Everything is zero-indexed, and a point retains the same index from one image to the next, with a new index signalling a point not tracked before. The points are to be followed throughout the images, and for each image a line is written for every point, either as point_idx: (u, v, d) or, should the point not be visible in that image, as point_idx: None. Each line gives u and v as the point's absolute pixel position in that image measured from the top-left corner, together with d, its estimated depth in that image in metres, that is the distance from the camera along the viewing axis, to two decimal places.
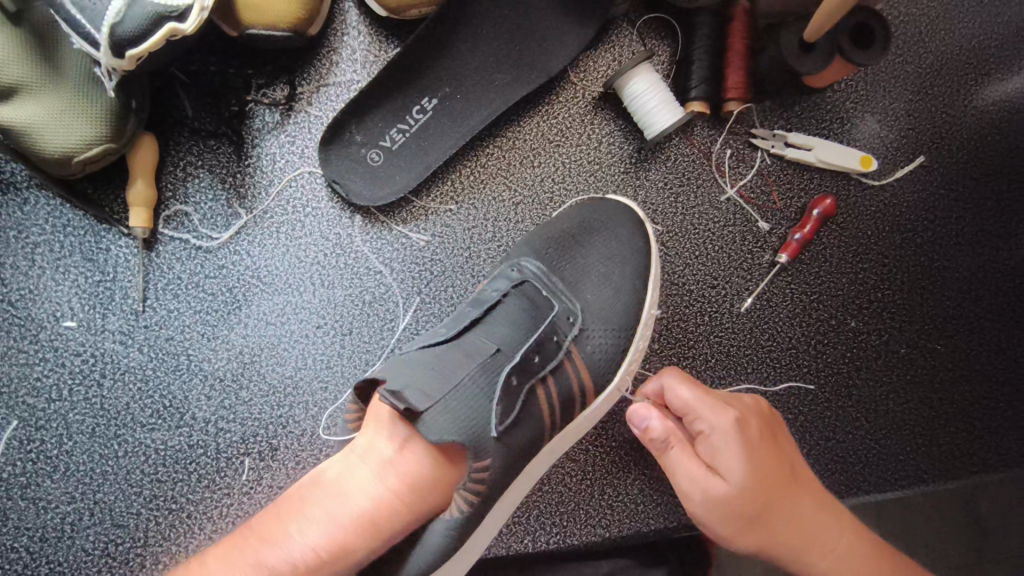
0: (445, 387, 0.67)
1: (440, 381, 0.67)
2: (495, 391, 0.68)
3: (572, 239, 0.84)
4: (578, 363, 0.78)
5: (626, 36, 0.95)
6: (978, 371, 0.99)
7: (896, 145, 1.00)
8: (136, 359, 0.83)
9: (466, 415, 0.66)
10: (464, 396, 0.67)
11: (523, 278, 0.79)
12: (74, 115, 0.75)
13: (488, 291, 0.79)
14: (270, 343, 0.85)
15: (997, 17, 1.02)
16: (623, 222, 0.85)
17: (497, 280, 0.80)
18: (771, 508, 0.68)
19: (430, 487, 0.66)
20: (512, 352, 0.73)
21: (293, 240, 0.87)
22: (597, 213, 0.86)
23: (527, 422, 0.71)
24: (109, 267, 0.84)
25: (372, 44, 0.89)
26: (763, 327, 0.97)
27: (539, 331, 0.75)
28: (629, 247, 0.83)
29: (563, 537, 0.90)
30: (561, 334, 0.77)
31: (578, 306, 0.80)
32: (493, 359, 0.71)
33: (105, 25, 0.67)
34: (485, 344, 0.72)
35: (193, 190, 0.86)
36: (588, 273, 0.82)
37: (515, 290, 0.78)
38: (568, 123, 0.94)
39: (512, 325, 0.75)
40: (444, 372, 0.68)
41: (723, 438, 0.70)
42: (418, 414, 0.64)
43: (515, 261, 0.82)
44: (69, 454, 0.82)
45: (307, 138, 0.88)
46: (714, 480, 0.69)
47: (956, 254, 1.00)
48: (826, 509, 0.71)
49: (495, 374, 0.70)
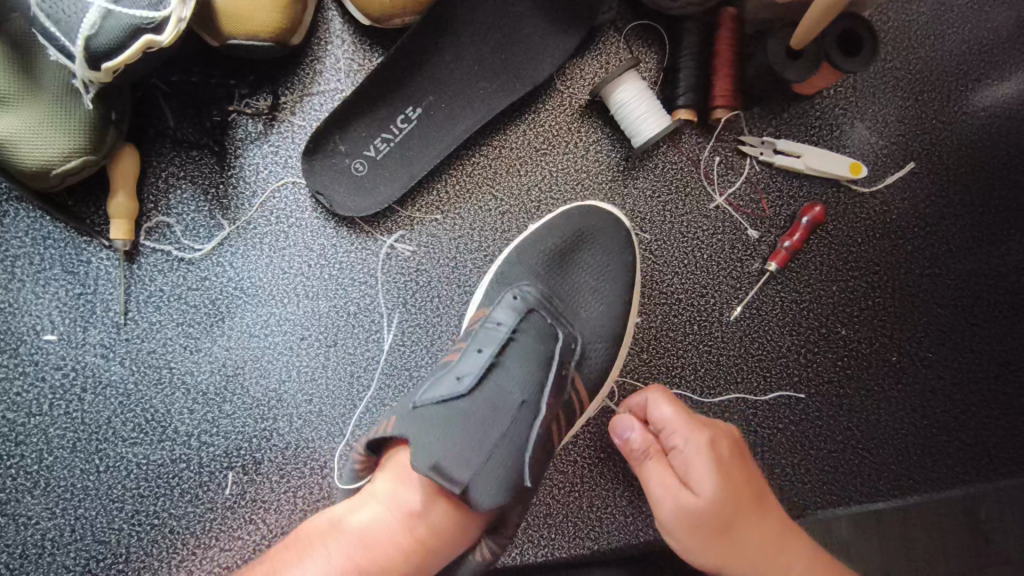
0: (482, 448, 0.66)
1: (472, 442, 0.67)
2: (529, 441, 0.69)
3: (564, 253, 0.83)
4: (581, 388, 0.78)
5: (613, 44, 0.94)
6: (970, 379, 0.99)
7: (886, 151, 0.99)
8: (118, 373, 0.82)
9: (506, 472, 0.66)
10: (502, 452, 0.67)
11: (529, 308, 0.78)
12: (52, 128, 0.74)
13: (493, 322, 0.77)
14: (253, 355, 0.84)
15: (988, 22, 1.02)
16: (610, 229, 0.84)
17: (499, 311, 0.78)
18: (737, 526, 0.67)
19: (453, 542, 0.67)
20: (535, 394, 0.72)
21: (277, 251, 0.86)
22: (587, 221, 0.85)
23: (547, 452, 0.73)
24: (90, 279, 0.83)
25: (356, 53, 0.88)
26: (753, 336, 0.96)
27: (554, 367, 0.74)
28: (616, 257, 0.83)
29: (551, 549, 0.89)
30: (569, 364, 0.77)
31: (575, 328, 0.80)
32: (522, 409, 0.70)
33: (79, 38, 0.66)
34: (507, 389, 0.71)
35: (175, 201, 0.85)
36: (579, 288, 0.82)
37: (523, 322, 0.76)
38: (555, 131, 0.93)
39: (529, 364, 0.73)
40: (475, 433, 0.67)
41: (696, 453, 0.69)
42: (465, 487, 0.64)
43: (515, 287, 0.81)
44: (50, 469, 0.81)
45: (291, 148, 0.87)
46: (684, 492, 0.68)
47: (947, 261, 0.99)
48: (793, 538, 0.69)
49: (524, 423, 0.70)
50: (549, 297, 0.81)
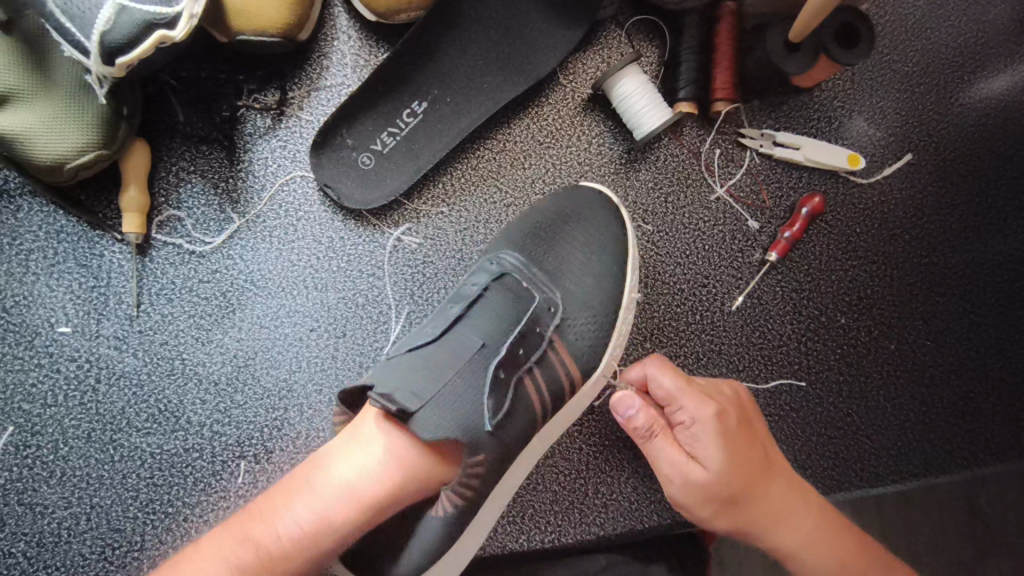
0: (435, 386, 0.67)
1: (427, 381, 0.67)
2: (485, 386, 0.69)
3: (548, 229, 0.84)
4: (563, 354, 0.78)
5: (615, 38, 0.96)
6: (968, 366, 1.00)
7: (884, 142, 1.01)
8: (131, 364, 0.84)
9: (459, 411, 0.67)
10: (457, 393, 0.68)
11: (503, 272, 0.78)
12: (67, 123, 0.75)
13: (468, 286, 0.79)
14: (263, 346, 0.86)
15: (983, 15, 1.03)
16: (599, 209, 0.86)
17: (475, 275, 0.79)
18: (745, 494, 0.72)
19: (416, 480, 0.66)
20: (497, 345, 0.73)
21: (286, 243, 0.87)
22: (572, 201, 0.87)
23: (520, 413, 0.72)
24: (103, 272, 0.84)
25: (362, 48, 0.90)
26: (754, 325, 0.98)
27: (521, 322, 0.75)
28: (604, 233, 0.84)
29: (558, 535, 0.91)
30: (543, 325, 0.77)
31: (558, 295, 0.80)
32: (482, 356, 0.71)
33: (95, 33, 0.68)
34: (470, 340, 0.72)
35: (186, 195, 0.86)
36: (564, 259, 0.83)
37: (495, 283, 0.77)
38: (558, 124, 0.94)
39: (497, 321, 0.74)
40: (430, 374, 0.68)
41: (704, 429, 0.72)
42: (411, 414, 0.64)
43: (495, 255, 0.82)
44: (66, 459, 0.82)
45: (299, 142, 0.88)
46: (694, 468, 0.71)
47: (945, 251, 1.01)
48: (797, 494, 0.74)
49: (481, 370, 0.70)
50: (532, 266, 0.81)
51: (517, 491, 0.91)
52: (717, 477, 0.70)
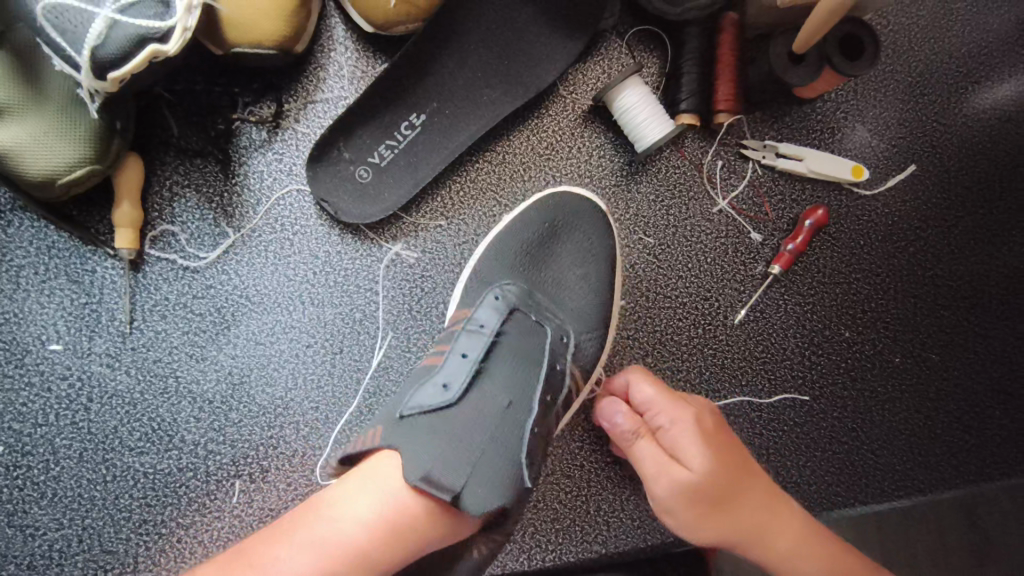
0: (475, 455, 0.65)
1: (464, 450, 0.65)
2: (523, 447, 0.67)
3: (546, 244, 0.84)
4: (575, 384, 0.78)
5: (615, 49, 0.95)
6: (973, 380, 0.99)
7: (887, 153, 1.00)
8: (124, 382, 0.82)
9: (501, 479, 0.65)
10: (495, 458, 0.66)
11: (511, 308, 0.78)
12: (59, 138, 0.74)
13: (475, 325, 0.77)
14: (259, 363, 0.84)
15: (986, 24, 1.02)
16: (594, 222, 0.85)
17: (482, 312, 0.77)
18: (731, 496, 0.69)
19: (437, 529, 0.62)
20: (523, 397, 0.71)
21: (282, 258, 0.86)
22: (565, 210, 0.85)
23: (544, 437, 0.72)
24: (95, 288, 0.83)
25: (359, 60, 0.88)
26: (757, 339, 0.96)
27: (542, 364, 0.74)
28: (601, 250, 0.84)
29: (559, 554, 0.89)
30: (559, 358, 0.77)
31: (569, 324, 0.81)
32: (512, 413, 0.70)
33: (85, 48, 0.66)
34: (496, 397, 0.71)
35: (180, 210, 0.85)
36: (562, 278, 0.83)
37: (505, 323, 0.76)
38: (557, 136, 0.93)
39: (513, 363, 0.74)
40: (465, 441, 0.66)
41: (683, 430, 0.70)
42: (457, 494, 0.62)
43: (499, 285, 0.80)
44: (57, 479, 0.80)
45: (295, 155, 0.87)
46: (674, 468, 0.69)
47: (949, 262, 1.00)
48: (784, 504, 0.72)
49: (514, 426, 0.69)
50: (534, 291, 0.81)
51: (517, 509, 0.89)
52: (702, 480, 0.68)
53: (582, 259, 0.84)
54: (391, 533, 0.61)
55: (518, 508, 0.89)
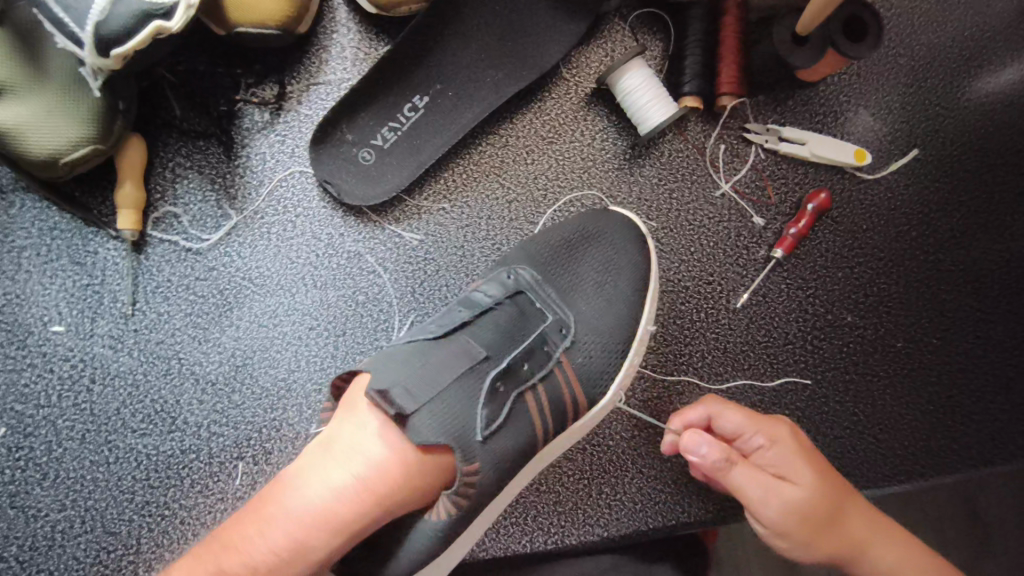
0: (433, 388, 0.67)
1: (425, 381, 0.67)
2: (480, 397, 0.68)
3: (571, 250, 0.82)
4: (568, 371, 0.76)
5: (618, 32, 0.95)
6: (975, 364, 0.99)
7: (890, 138, 1.00)
8: (126, 364, 0.82)
9: (451, 421, 0.66)
10: (451, 400, 0.67)
11: (518, 288, 0.78)
12: (61, 117, 0.74)
13: (477, 292, 0.78)
14: (262, 345, 0.84)
15: (989, 9, 1.02)
16: (621, 233, 0.83)
17: (488, 285, 0.78)
18: (840, 508, 0.71)
19: (413, 489, 0.64)
20: (499, 358, 0.72)
21: (285, 241, 0.86)
22: (600, 224, 0.84)
23: (512, 429, 0.70)
24: (97, 270, 0.82)
25: (362, 42, 0.88)
26: (759, 323, 0.96)
27: (527, 341, 0.74)
28: (626, 257, 0.82)
29: (561, 537, 0.89)
30: (550, 345, 0.76)
31: (570, 317, 0.78)
32: (481, 366, 0.70)
33: (90, 24, 0.66)
34: (473, 348, 0.71)
35: (181, 191, 0.85)
36: (579, 277, 0.81)
37: (507, 299, 0.77)
38: (561, 119, 0.93)
39: (500, 334, 0.74)
40: (428, 374, 0.68)
41: (780, 450, 0.73)
42: (406, 416, 0.64)
43: (510, 267, 0.80)
44: (60, 461, 0.80)
45: (298, 137, 0.87)
46: (786, 486, 0.70)
47: (951, 247, 1.00)
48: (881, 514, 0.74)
49: (478, 380, 0.69)
50: (545, 284, 0.80)
51: (520, 492, 0.89)
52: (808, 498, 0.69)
53: (606, 270, 0.81)
54: (370, 495, 0.62)
55: (520, 491, 0.89)
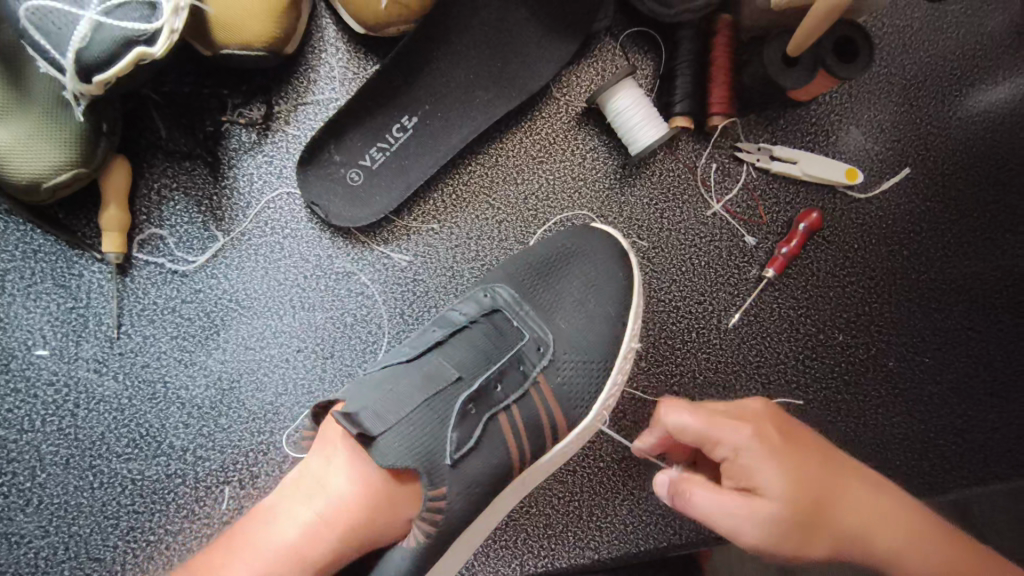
0: (402, 408, 0.67)
1: (394, 403, 0.68)
2: (450, 419, 0.69)
3: (550, 265, 0.81)
4: (546, 394, 0.75)
5: (609, 51, 0.94)
6: (966, 383, 0.99)
7: (882, 156, 1.00)
8: (111, 388, 0.81)
9: (419, 443, 0.66)
10: (419, 422, 0.67)
11: (493, 307, 0.78)
12: (43, 140, 0.73)
13: (455, 312, 0.79)
14: (249, 367, 0.83)
15: (981, 27, 1.02)
16: (604, 250, 0.81)
17: (464, 304, 0.79)
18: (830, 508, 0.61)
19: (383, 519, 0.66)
20: (472, 379, 0.72)
21: (272, 262, 0.85)
22: (578, 238, 0.83)
23: (483, 453, 0.70)
24: (82, 293, 0.82)
25: (350, 61, 0.87)
26: (751, 343, 0.96)
27: (501, 361, 0.74)
28: (609, 277, 0.80)
29: (551, 560, 0.89)
30: (527, 364, 0.75)
31: (549, 334, 0.77)
32: (452, 389, 0.71)
33: (71, 51, 0.65)
34: (445, 369, 0.72)
35: (168, 213, 0.84)
36: (561, 296, 0.80)
37: (483, 317, 0.77)
38: (551, 139, 0.92)
39: (473, 354, 0.74)
40: (399, 396, 0.68)
41: (749, 455, 0.61)
42: (373, 438, 0.65)
43: (489, 285, 0.80)
44: (43, 486, 0.79)
45: (286, 158, 0.86)
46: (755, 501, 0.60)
47: (942, 266, 1.00)
48: (881, 497, 0.64)
49: (449, 402, 0.70)
50: (523, 301, 0.79)
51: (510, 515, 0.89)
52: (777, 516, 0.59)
53: (585, 285, 0.80)
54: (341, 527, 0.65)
55: (511, 514, 0.89)
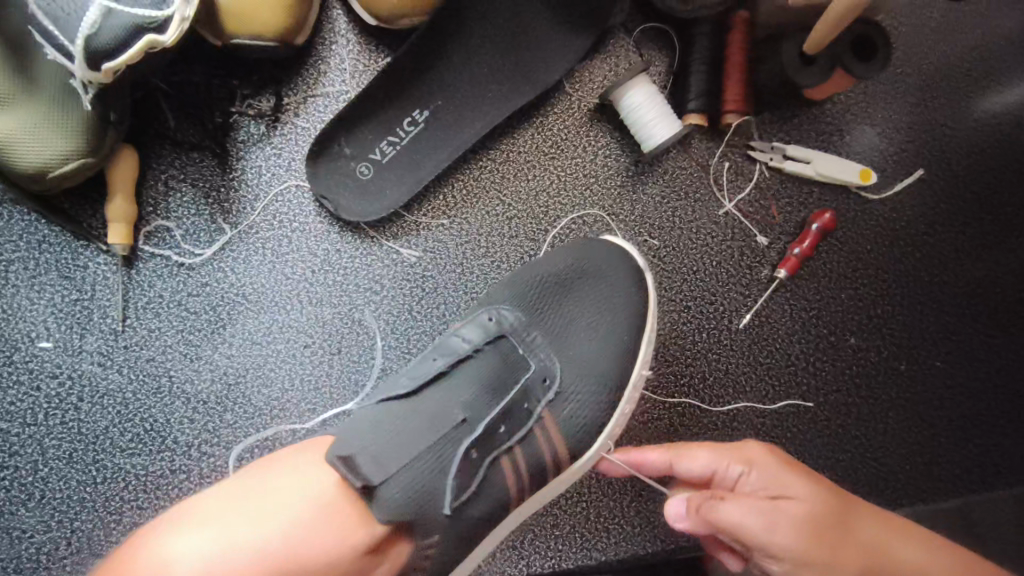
0: (403, 455, 0.64)
1: (393, 447, 0.65)
2: (451, 466, 0.66)
3: (563, 282, 0.80)
4: (549, 427, 0.74)
5: (623, 46, 0.93)
6: (977, 387, 0.98)
7: (896, 157, 0.99)
8: (115, 381, 0.80)
9: (421, 492, 0.64)
10: (420, 468, 0.64)
11: (499, 335, 0.75)
12: (53, 130, 0.72)
13: (458, 338, 0.76)
14: (255, 363, 0.82)
15: (999, 28, 1.01)
16: (621, 277, 0.80)
17: (467, 329, 0.76)
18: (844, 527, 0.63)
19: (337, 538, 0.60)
20: (477, 420, 0.69)
21: (280, 256, 0.84)
22: (593, 257, 0.82)
23: (485, 494, 0.69)
24: (87, 285, 0.80)
25: (362, 53, 0.86)
26: (761, 344, 0.95)
27: (506, 399, 0.71)
28: (621, 295, 0.79)
29: (558, 561, 0.88)
30: (533, 400, 0.73)
31: (557, 363, 0.76)
32: (456, 431, 0.68)
33: (79, 37, 0.64)
34: (449, 410, 0.69)
35: (175, 205, 0.83)
36: (574, 321, 0.79)
37: (488, 346, 0.74)
38: (563, 135, 0.91)
39: (479, 389, 0.71)
40: (399, 440, 0.65)
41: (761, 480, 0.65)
42: (372, 488, 0.62)
43: (493, 307, 0.78)
44: (45, 480, 0.78)
45: (294, 151, 0.85)
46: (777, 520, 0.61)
47: (955, 269, 0.99)
48: (903, 526, 0.66)
49: (452, 447, 0.67)
50: (529, 326, 0.77)
51: None
52: (800, 556, 0.60)
53: (600, 304, 0.79)
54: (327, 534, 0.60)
55: None
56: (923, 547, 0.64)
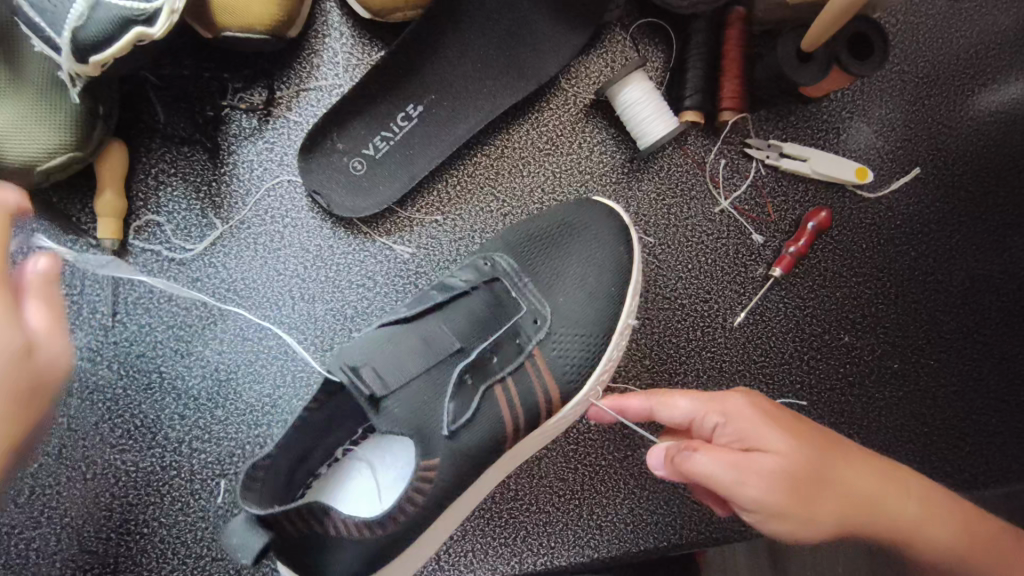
0: (403, 374, 0.69)
1: (395, 365, 0.69)
2: (447, 390, 0.70)
3: (554, 239, 0.81)
4: (542, 366, 0.75)
5: (620, 41, 0.92)
6: (970, 386, 0.98)
7: (892, 155, 0.99)
8: (105, 377, 0.79)
9: (420, 409, 0.69)
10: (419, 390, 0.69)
11: (494, 276, 0.78)
12: (39, 123, 0.70)
13: (454, 278, 0.79)
14: (246, 359, 0.82)
15: (996, 25, 1.01)
16: (606, 224, 0.81)
17: (464, 270, 0.79)
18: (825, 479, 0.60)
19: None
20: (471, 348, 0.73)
21: (271, 252, 0.83)
22: (585, 212, 0.82)
23: (481, 426, 0.71)
24: (76, 280, 0.80)
25: (355, 46, 0.85)
26: (755, 343, 0.95)
27: (497, 334, 0.74)
28: (609, 248, 0.79)
29: (550, 558, 0.88)
30: (525, 337, 0.75)
31: (547, 308, 0.77)
32: (451, 357, 0.72)
33: (67, 29, 0.63)
34: (445, 338, 0.73)
35: (165, 199, 0.82)
36: (561, 276, 0.79)
37: (482, 285, 0.77)
38: (559, 131, 0.91)
39: (473, 324, 0.75)
40: (401, 358, 0.70)
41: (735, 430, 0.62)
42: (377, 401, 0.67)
43: (488, 253, 0.81)
44: (34, 476, 0.78)
45: (287, 145, 0.84)
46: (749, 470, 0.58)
47: (950, 267, 0.99)
48: (884, 476, 0.64)
49: (447, 372, 0.71)
50: (520, 273, 0.79)
51: (509, 511, 0.88)
52: (775, 506, 0.58)
53: (588, 260, 0.79)
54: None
55: (509, 511, 0.88)
56: (893, 490, 0.63)
